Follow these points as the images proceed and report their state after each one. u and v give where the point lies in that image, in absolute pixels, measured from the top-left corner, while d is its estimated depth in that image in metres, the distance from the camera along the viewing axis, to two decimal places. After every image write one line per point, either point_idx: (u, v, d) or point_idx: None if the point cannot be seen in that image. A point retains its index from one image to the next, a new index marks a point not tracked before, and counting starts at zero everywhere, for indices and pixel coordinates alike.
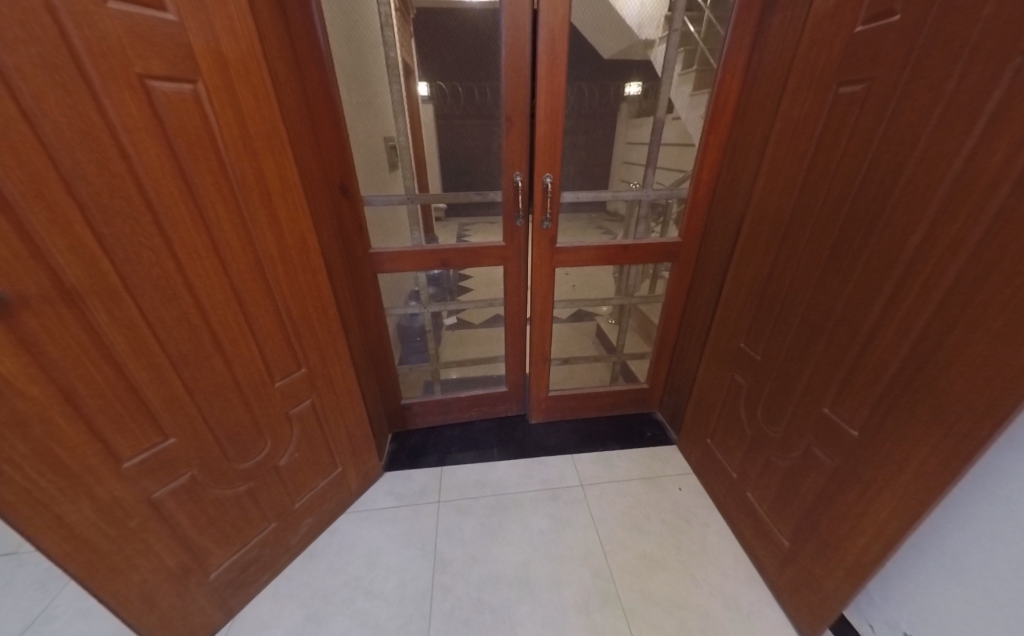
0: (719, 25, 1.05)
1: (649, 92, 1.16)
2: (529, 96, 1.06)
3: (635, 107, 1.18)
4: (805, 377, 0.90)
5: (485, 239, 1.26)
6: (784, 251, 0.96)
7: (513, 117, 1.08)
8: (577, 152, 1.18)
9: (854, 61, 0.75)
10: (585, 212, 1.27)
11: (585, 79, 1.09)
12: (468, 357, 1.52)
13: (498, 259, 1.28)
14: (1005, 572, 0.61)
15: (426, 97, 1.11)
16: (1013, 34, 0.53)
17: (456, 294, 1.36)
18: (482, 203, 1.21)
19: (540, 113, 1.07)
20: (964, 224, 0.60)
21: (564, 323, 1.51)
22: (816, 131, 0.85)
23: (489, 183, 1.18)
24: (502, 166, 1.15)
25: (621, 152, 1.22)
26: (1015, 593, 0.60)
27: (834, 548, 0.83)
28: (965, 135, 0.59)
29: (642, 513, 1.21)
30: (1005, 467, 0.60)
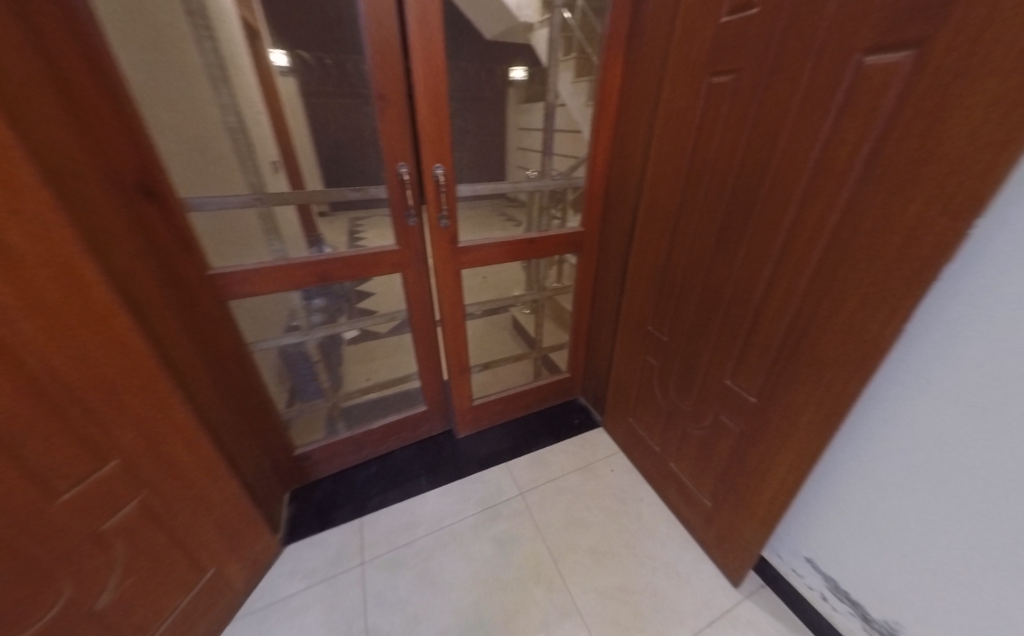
0: (594, 16, 1.04)
1: (535, 77, 1.09)
2: (403, 73, 0.89)
3: (523, 92, 1.10)
4: (707, 353, 0.97)
5: (379, 241, 1.06)
6: (677, 236, 1.00)
7: (387, 95, 0.89)
8: (469, 139, 1.05)
9: (721, 53, 0.79)
10: (488, 204, 1.17)
11: (468, 55, 0.96)
12: (375, 378, 1.33)
13: (393, 266, 1.09)
14: (878, 497, 0.74)
15: (286, 68, 0.87)
16: (851, 34, 0.58)
17: (349, 309, 1.14)
18: (362, 201, 1.00)
19: (419, 94, 0.91)
20: (823, 208, 0.67)
21: (480, 326, 1.41)
22: (694, 120, 0.88)
23: (369, 177, 0.98)
24: (381, 154, 0.95)
25: (514, 138, 1.14)
26: (886, 512, 0.73)
27: (749, 502, 0.92)
28: (817, 126, 0.65)
29: (583, 507, 1.21)
30: (873, 412, 0.72)
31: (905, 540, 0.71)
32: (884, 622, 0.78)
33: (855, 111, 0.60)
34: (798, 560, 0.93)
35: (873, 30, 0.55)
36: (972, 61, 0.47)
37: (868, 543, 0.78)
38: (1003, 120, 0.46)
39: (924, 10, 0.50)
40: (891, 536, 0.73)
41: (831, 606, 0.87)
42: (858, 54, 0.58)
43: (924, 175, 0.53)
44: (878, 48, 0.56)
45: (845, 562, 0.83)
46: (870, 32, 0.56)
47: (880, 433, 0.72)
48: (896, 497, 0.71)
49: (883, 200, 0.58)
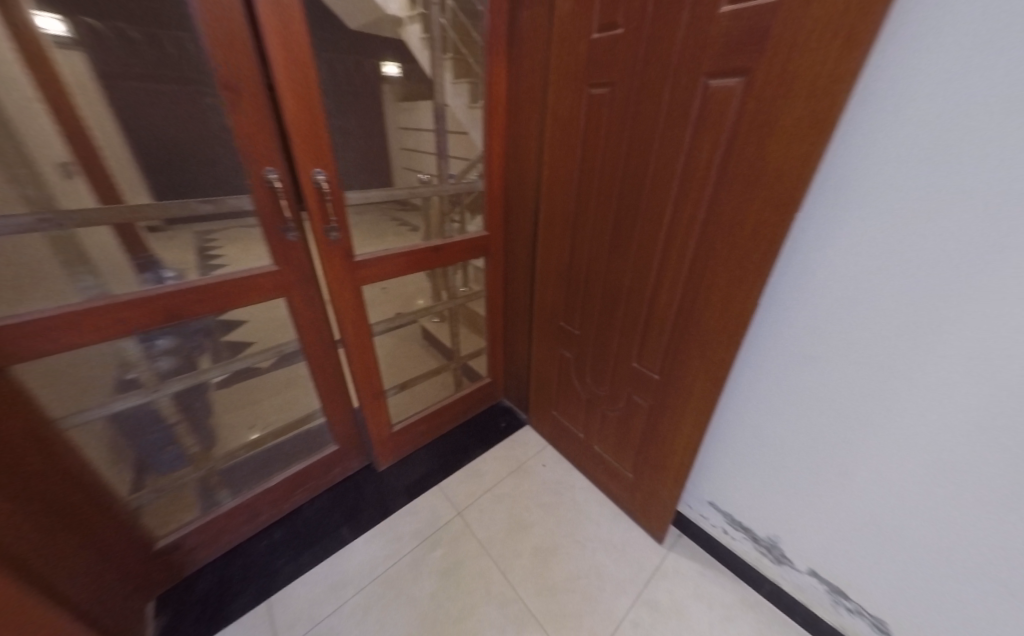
0: (469, 21, 1.03)
1: (411, 76, 1.02)
2: (257, 59, 0.73)
3: (400, 91, 1.01)
4: (614, 341, 1.06)
5: (246, 263, 0.87)
6: (577, 235, 1.07)
7: (238, 85, 0.73)
8: (351, 140, 0.93)
9: (596, 66, 0.85)
10: (381, 211, 1.07)
11: (338, 45, 0.85)
12: (265, 421, 1.12)
13: (273, 291, 0.91)
14: (754, 439, 0.91)
15: (68, 39, 0.61)
16: (697, 60, 0.68)
17: (213, 346, 0.92)
18: (216, 217, 0.80)
19: (281, 85, 0.76)
20: (692, 208, 0.78)
21: (390, 344, 1.28)
22: (580, 127, 0.94)
23: (224, 184, 0.79)
24: (239, 157, 0.78)
25: (403, 139, 1.05)
26: (760, 449, 0.91)
27: (663, 467, 1.04)
28: (681, 137, 0.75)
29: (522, 509, 1.21)
30: (744, 372, 0.88)
31: (774, 469, 0.89)
32: (768, 537, 0.96)
33: (707, 125, 0.70)
34: (703, 504, 1.09)
35: (713, 58, 0.66)
36: (783, 89, 0.59)
37: (751, 478, 0.95)
38: (806, 136, 0.59)
39: (748, 45, 0.61)
40: (765, 468, 0.91)
41: (730, 534, 1.05)
42: (704, 77, 0.68)
43: (761, 178, 0.66)
44: (718, 73, 0.66)
45: (737, 497, 1.00)
46: (711, 60, 0.66)
47: (750, 387, 0.88)
48: (766, 436, 0.89)
49: (733, 200, 0.71)
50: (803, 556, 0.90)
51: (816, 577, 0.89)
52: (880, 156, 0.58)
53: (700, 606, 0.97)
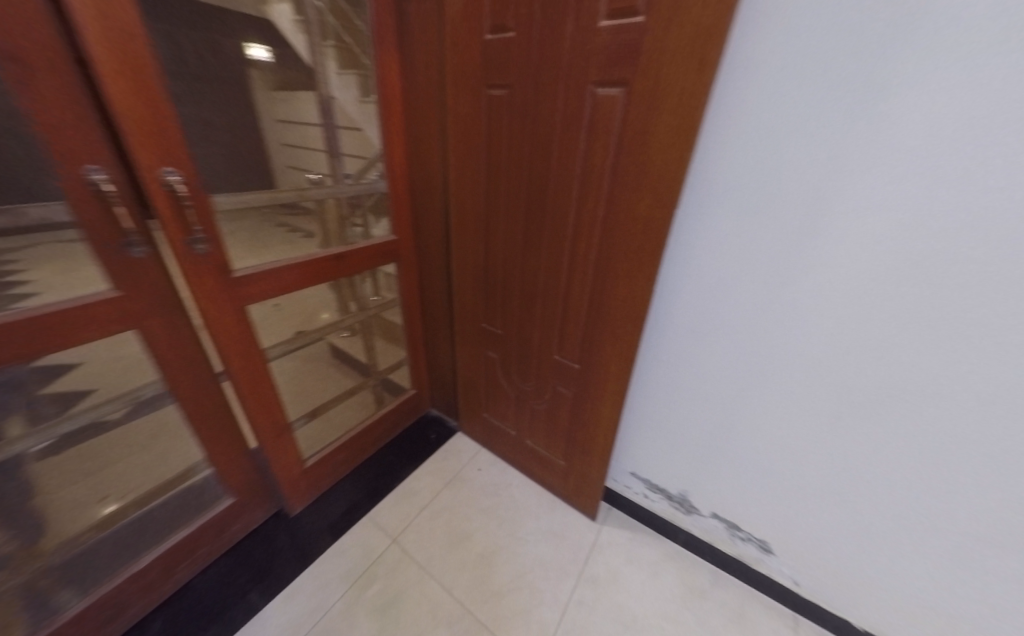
0: (351, 8, 0.93)
1: (287, 62, 0.89)
2: (54, 23, 0.55)
3: (273, 78, 0.88)
4: (536, 337, 1.09)
5: (70, 291, 0.67)
6: (490, 236, 1.06)
7: (27, 55, 0.54)
8: (212, 135, 0.78)
9: (491, 67, 0.85)
10: (263, 217, 0.92)
11: (182, 19, 0.70)
12: (128, 490, 0.88)
13: (117, 324, 0.71)
14: (662, 410, 1.03)
15: None
16: (585, 68, 0.72)
17: (30, 406, 0.69)
18: (15, 232, 0.60)
19: (100, 61, 0.59)
20: (593, 206, 0.83)
21: (293, 368, 1.12)
22: (482, 128, 0.93)
23: (16, 189, 0.59)
24: (40, 152, 0.58)
25: (284, 134, 0.92)
26: (667, 418, 1.03)
27: (590, 449, 1.11)
28: (577, 140, 0.79)
29: (461, 519, 1.18)
30: (649, 352, 0.98)
31: (679, 433, 1.02)
32: (679, 493, 1.10)
33: (599, 129, 0.76)
34: (627, 476, 1.20)
35: (598, 68, 0.71)
36: (657, 100, 0.67)
37: (662, 444, 1.07)
38: (679, 142, 0.67)
39: (626, 58, 0.67)
40: (673, 434, 1.03)
41: (650, 498, 1.17)
42: (592, 85, 0.73)
43: (648, 179, 0.73)
44: (603, 82, 0.72)
45: (653, 464, 1.12)
46: (597, 70, 0.71)
47: (655, 365, 0.99)
48: (671, 406, 1.01)
49: (627, 198, 0.78)
50: (707, 503, 1.05)
51: (717, 518, 1.05)
52: (732, 160, 0.70)
53: (632, 569, 1.07)
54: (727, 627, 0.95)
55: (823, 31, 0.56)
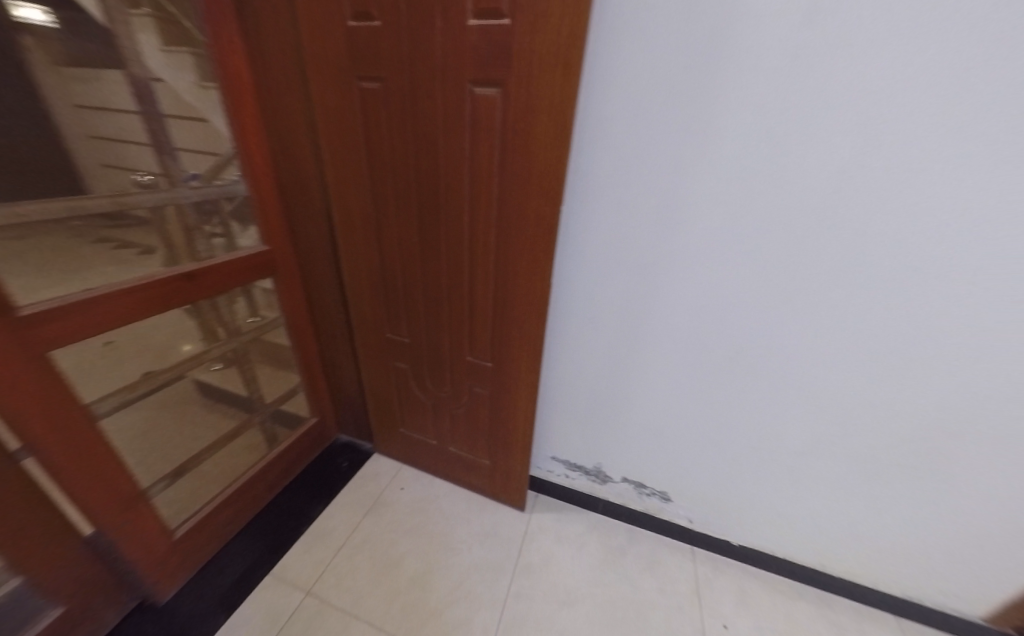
0: None
1: (80, 31, 0.68)
2: None
3: (61, 49, 0.66)
4: (446, 341, 1.06)
5: None
6: (383, 240, 0.99)
7: None
8: None
9: (358, 57, 0.77)
10: (75, 232, 0.70)
11: None
12: None
13: None
14: (573, 394, 1.09)
15: None
16: (459, 66, 0.71)
17: None
18: None
19: None
20: (487, 205, 0.83)
21: (142, 420, 0.89)
22: (357, 123, 0.84)
23: None
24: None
25: (88, 124, 0.71)
26: (579, 401, 1.10)
27: (511, 444, 1.13)
28: (462, 139, 0.78)
29: (387, 545, 1.10)
30: (556, 342, 1.03)
31: (590, 412, 1.10)
32: (594, 467, 1.19)
33: (482, 129, 0.75)
34: (549, 461, 1.25)
35: (473, 67, 0.70)
36: (533, 103, 0.69)
37: (577, 426, 1.15)
38: (557, 143, 0.71)
39: (499, 60, 0.68)
40: (585, 414, 1.11)
41: (570, 477, 1.25)
42: (469, 84, 0.72)
43: (533, 178, 0.76)
44: (480, 81, 0.71)
45: (570, 445, 1.19)
46: (472, 69, 0.70)
47: (562, 354, 1.04)
48: (580, 389, 1.08)
49: (518, 197, 0.79)
50: (618, 469, 1.16)
51: (627, 481, 1.17)
52: (604, 160, 0.76)
53: (562, 548, 1.13)
54: (644, 574, 1.07)
55: (661, 48, 0.64)
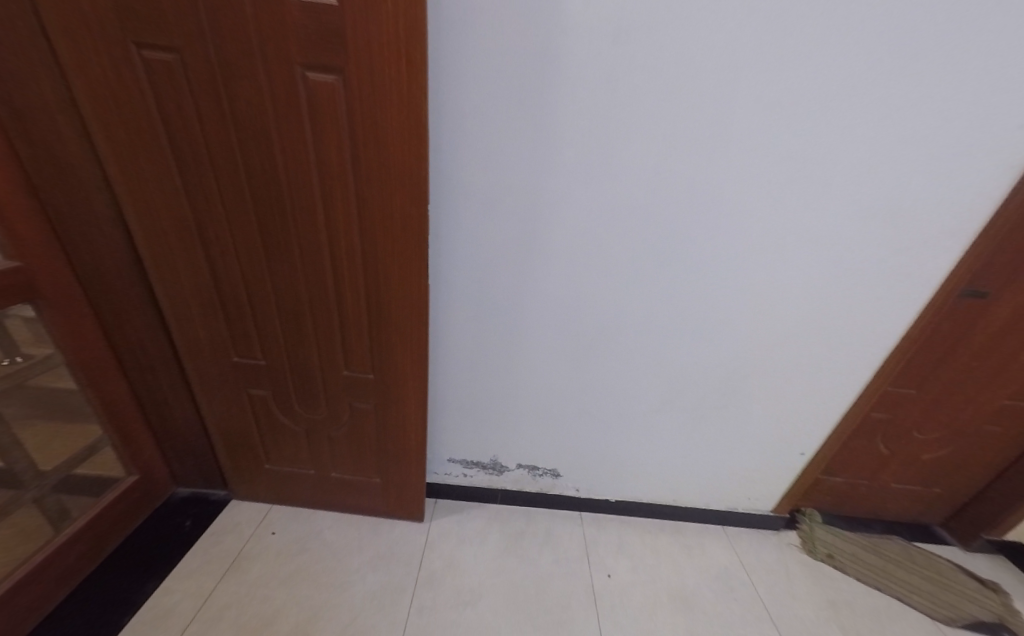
0: None
1: None
2: None
3: None
4: (314, 357, 0.94)
5: None
6: (211, 246, 0.81)
7: None
8: None
9: (132, 15, 0.60)
10: None
11: None
12: None
13: None
14: (464, 394, 1.09)
15: None
16: (284, 45, 0.61)
17: None
18: None
19: None
20: (342, 205, 0.75)
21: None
22: (146, 100, 0.66)
23: None
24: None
25: None
26: (469, 400, 1.10)
27: (403, 456, 1.08)
28: (300, 130, 0.68)
29: (257, 603, 0.94)
30: (440, 344, 1.01)
31: (480, 408, 1.11)
32: (490, 460, 1.22)
33: (324, 120, 0.67)
34: (445, 464, 1.23)
35: (301, 47, 0.61)
36: (378, 95, 0.65)
37: (470, 424, 1.15)
38: (411, 140, 0.68)
39: (331, 44, 0.61)
40: (476, 411, 1.12)
41: (467, 475, 1.25)
42: (299, 67, 0.63)
43: (390, 176, 0.71)
44: (313, 66, 0.63)
45: (464, 444, 1.19)
46: (300, 49, 0.62)
47: (446, 356, 1.03)
48: (468, 388, 1.08)
49: (376, 196, 0.73)
50: (511, 457, 1.21)
51: (520, 467, 1.23)
52: (461, 160, 0.77)
53: (464, 548, 1.13)
54: (541, 550, 1.15)
55: (500, 53, 0.66)
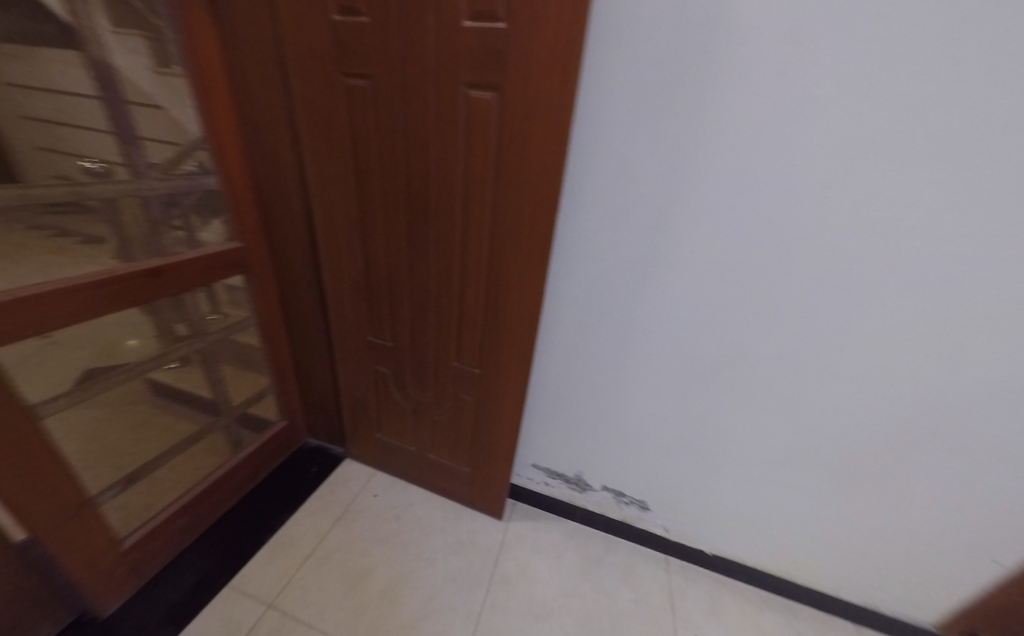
0: None
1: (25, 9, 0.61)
2: None
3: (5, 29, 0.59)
4: (431, 345, 1.03)
5: None
6: (368, 239, 0.95)
7: None
8: None
9: (345, 52, 0.74)
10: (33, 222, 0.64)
11: None
12: None
13: None
14: (560, 403, 1.08)
15: None
16: (454, 68, 0.69)
17: None
18: None
19: None
20: (479, 210, 0.81)
21: (105, 415, 0.85)
22: (342, 119, 0.81)
23: None
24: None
25: (43, 115, 0.65)
26: (565, 410, 1.09)
27: (493, 452, 1.11)
28: (455, 142, 0.76)
29: (358, 553, 1.07)
30: (546, 350, 1.02)
31: (574, 420, 1.09)
32: (575, 475, 1.19)
33: (476, 133, 0.74)
34: (529, 468, 1.24)
35: (468, 69, 0.68)
36: (529, 107, 0.68)
37: (563, 434, 1.14)
38: (553, 151, 0.70)
39: (495, 64, 0.67)
40: (570, 422, 1.10)
41: (550, 484, 1.24)
42: (463, 86, 0.70)
43: (527, 185, 0.75)
44: (475, 84, 0.70)
45: (552, 453, 1.18)
46: (467, 70, 0.68)
47: (549, 362, 1.03)
48: (565, 397, 1.07)
49: (511, 201, 0.78)
50: (598, 477, 1.17)
51: (606, 490, 1.17)
52: (596, 172, 0.77)
53: (538, 558, 1.12)
54: (620, 584, 1.07)
55: (654, 62, 0.64)
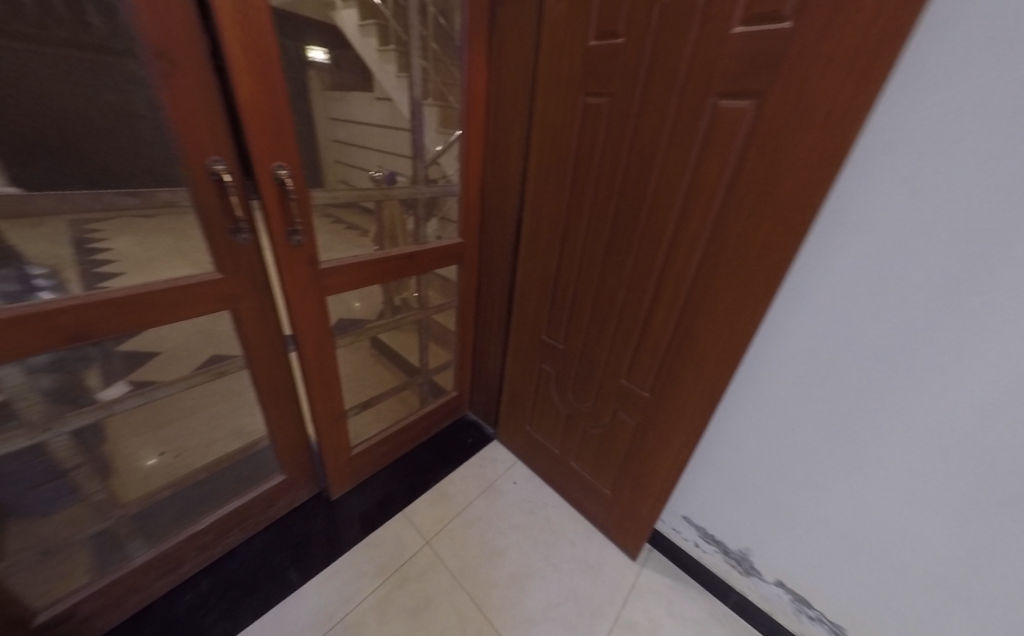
0: (449, 26, 0.95)
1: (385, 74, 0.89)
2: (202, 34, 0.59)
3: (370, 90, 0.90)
4: (603, 357, 1.02)
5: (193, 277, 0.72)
6: (566, 245, 1.00)
7: (176, 57, 0.57)
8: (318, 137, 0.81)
9: (592, 74, 0.79)
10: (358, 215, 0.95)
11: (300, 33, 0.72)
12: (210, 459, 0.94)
13: (218, 306, 0.76)
14: (741, 459, 0.92)
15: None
16: (708, 78, 0.65)
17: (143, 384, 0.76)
18: (147, 211, 0.65)
19: (232, 66, 0.62)
20: (696, 227, 0.75)
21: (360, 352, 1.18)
22: (573, 135, 0.87)
23: (161, 179, 0.64)
24: (172, 144, 0.62)
25: (379, 143, 0.94)
26: (746, 469, 0.91)
27: (643, 486, 1.03)
28: (687, 156, 0.72)
29: (495, 530, 1.16)
30: (738, 393, 0.87)
31: (755, 485, 0.91)
32: (739, 551, 0.99)
33: (715, 146, 0.68)
34: (677, 519, 1.10)
35: (723, 79, 0.63)
36: (800, 116, 0.58)
37: (734, 496, 0.96)
38: (820, 166, 0.58)
39: (763, 70, 0.59)
40: (748, 486, 0.92)
41: (701, 547, 1.07)
42: (713, 97, 0.66)
43: (769, 205, 0.65)
44: (729, 94, 0.64)
45: (713, 513, 1.01)
46: (721, 81, 0.64)
47: (739, 409, 0.88)
48: (749, 455, 0.90)
49: (740, 219, 0.68)
50: (772, 566, 0.94)
51: (782, 586, 0.93)
52: (877, 193, 0.60)
53: (675, 625, 0.98)
54: None
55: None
